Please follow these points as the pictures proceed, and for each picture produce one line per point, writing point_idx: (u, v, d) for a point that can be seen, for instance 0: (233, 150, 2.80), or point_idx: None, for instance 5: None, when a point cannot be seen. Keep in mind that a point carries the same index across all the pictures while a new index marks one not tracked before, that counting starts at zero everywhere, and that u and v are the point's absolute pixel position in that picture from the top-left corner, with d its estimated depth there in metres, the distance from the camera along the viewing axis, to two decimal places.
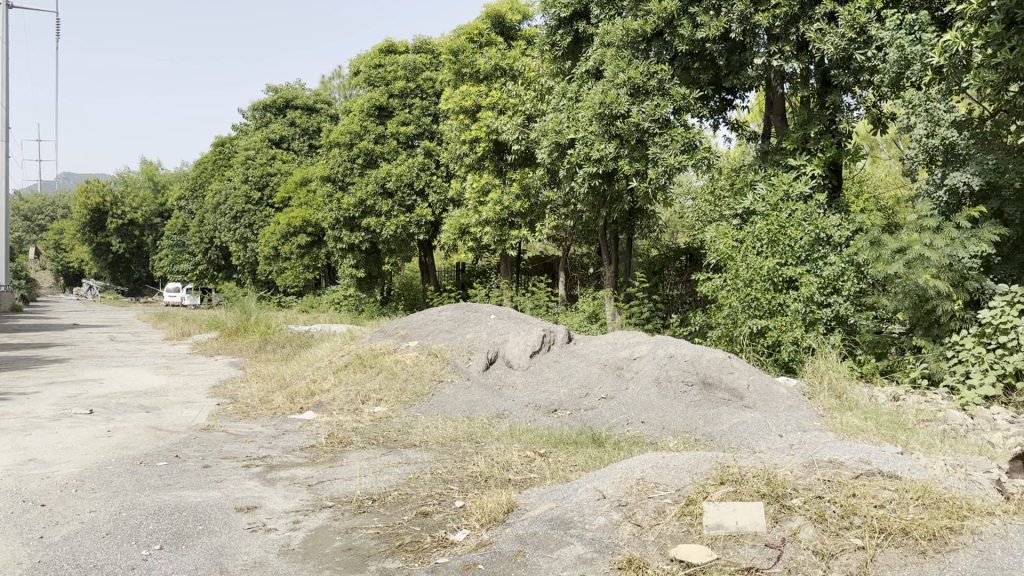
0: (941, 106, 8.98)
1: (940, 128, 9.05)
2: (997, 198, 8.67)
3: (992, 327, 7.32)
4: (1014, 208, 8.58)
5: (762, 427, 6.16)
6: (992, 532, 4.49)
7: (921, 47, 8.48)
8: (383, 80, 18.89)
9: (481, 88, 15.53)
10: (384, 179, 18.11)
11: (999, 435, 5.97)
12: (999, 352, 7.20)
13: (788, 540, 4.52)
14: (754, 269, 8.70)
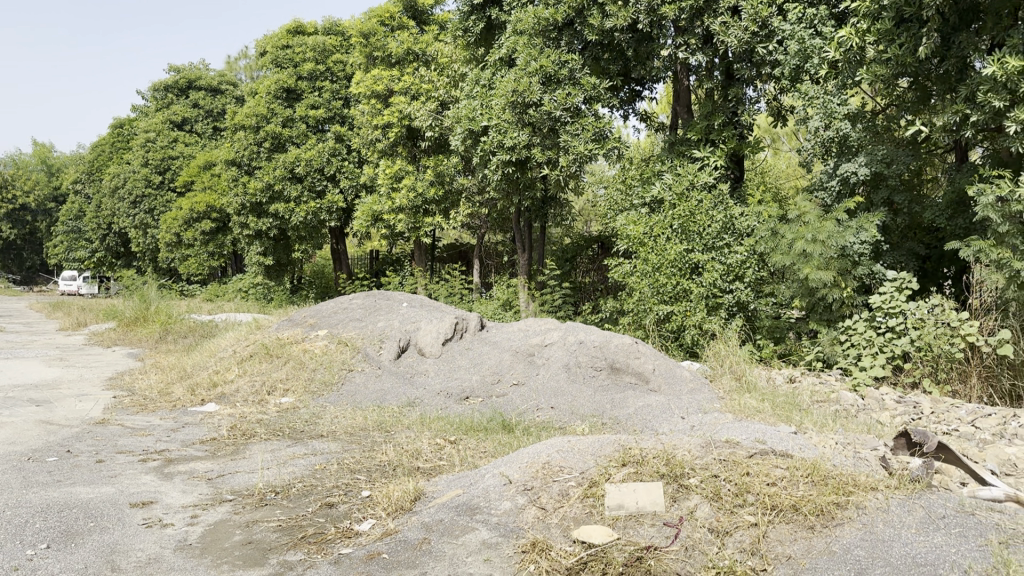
0: (835, 99, 9.14)
1: (834, 121, 9.17)
2: (885, 187, 9.02)
3: (882, 311, 7.54)
4: (901, 197, 8.96)
5: (666, 410, 6.31)
6: (874, 506, 4.70)
7: (819, 42, 8.97)
8: (291, 62, 18.43)
9: (393, 73, 15.30)
10: (292, 163, 17.75)
11: (887, 415, 6.25)
12: (889, 335, 7.42)
13: (685, 518, 4.64)
14: (662, 255, 8.88)
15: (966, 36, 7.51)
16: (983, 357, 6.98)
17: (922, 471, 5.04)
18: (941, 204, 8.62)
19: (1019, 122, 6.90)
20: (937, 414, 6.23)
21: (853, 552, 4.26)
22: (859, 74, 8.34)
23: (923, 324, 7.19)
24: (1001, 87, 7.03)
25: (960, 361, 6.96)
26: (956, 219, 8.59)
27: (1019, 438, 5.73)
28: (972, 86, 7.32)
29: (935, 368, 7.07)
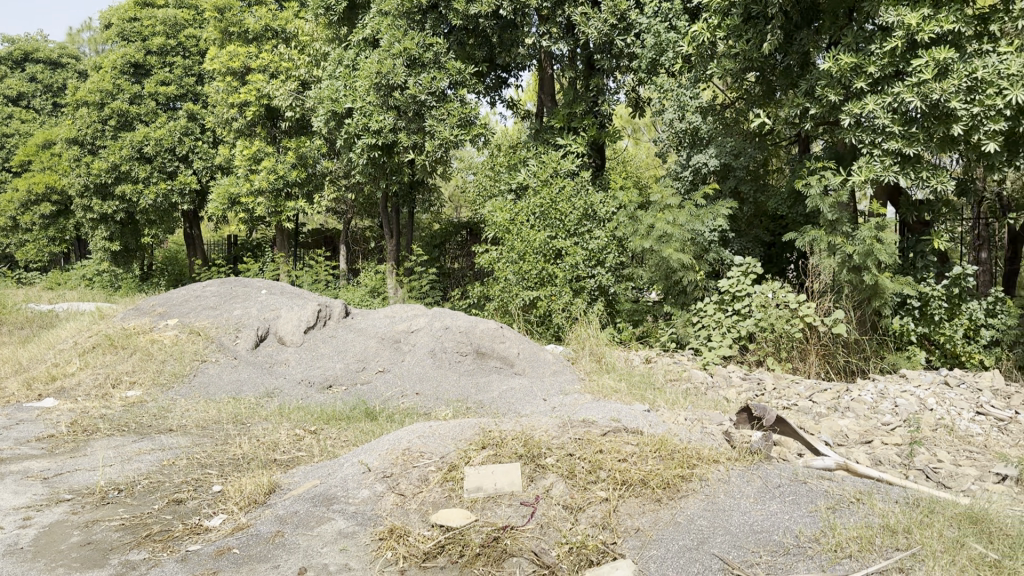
0: (687, 92, 10.07)
1: (688, 113, 10.11)
2: (733, 178, 9.53)
3: (730, 295, 7.97)
4: (748, 186, 9.46)
5: (528, 393, 6.45)
6: (717, 478, 4.96)
7: (674, 36, 9.22)
8: (139, 36, 17.39)
9: (250, 49, 14.87)
10: (141, 143, 16.80)
11: (734, 391, 6.61)
12: (736, 317, 7.84)
13: (541, 497, 4.74)
14: (527, 242, 9.01)
15: (807, 33, 8.06)
16: (820, 336, 7.41)
17: (761, 443, 5.34)
18: (783, 193, 9.13)
19: (852, 115, 7.46)
20: (778, 390, 6.63)
21: (697, 522, 4.48)
22: (711, 68, 8.74)
23: (766, 306, 7.62)
24: (837, 82, 7.61)
25: (801, 339, 7.43)
26: (797, 207, 9.17)
27: (850, 411, 6.18)
28: (812, 81, 7.85)
29: (777, 347, 7.51)
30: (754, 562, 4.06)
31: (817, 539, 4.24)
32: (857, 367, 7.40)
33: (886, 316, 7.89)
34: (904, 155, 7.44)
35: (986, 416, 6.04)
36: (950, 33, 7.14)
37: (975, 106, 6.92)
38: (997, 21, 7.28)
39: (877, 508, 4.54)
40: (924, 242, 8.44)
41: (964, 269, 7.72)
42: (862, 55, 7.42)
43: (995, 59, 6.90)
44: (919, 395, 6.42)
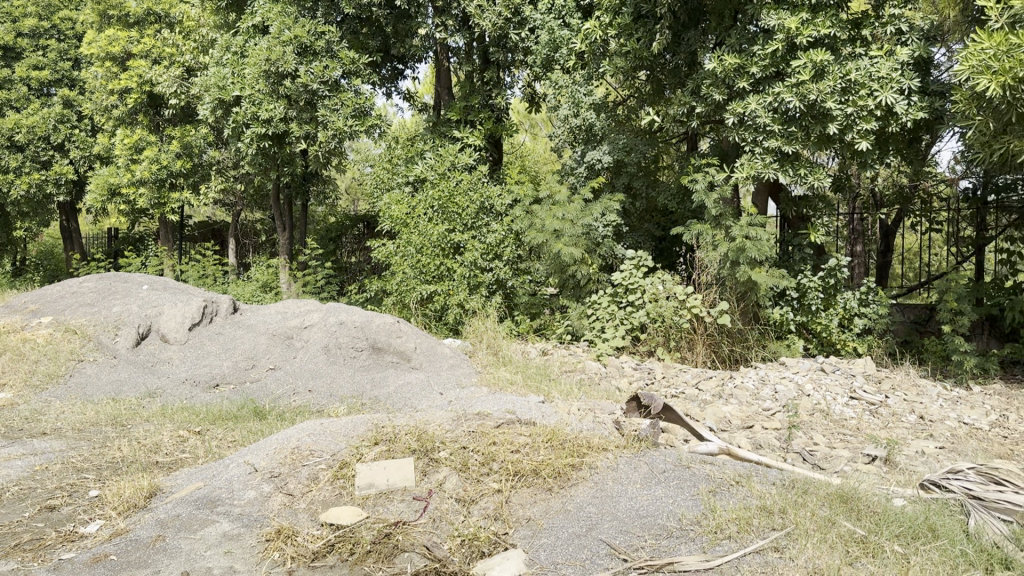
0: (581, 89, 10.03)
1: (581, 110, 10.10)
2: (626, 174, 9.80)
3: (623, 287, 8.17)
4: (639, 182, 9.73)
5: (424, 387, 6.41)
6: (606, 465, 5.08)
7: (568, 33, 9.40)
8: (8, 16, 16.27)
9: (131, 34, 14.33)
10: (11, 131, 15.77)
11: (625, 381, 6.79)
12: (628, 309, 8.04)
13: (434, 491, 4.74)
14: (424, 235, 8.96)
15: (695, 34, 8.36)
16: (706, 327, 7.73)
17: (648, 430, 5.49)
18: (673, 189, 9.42)
19: (735, 114, 7.75)
20: (667, 378, 6.85)
21: (585, 509, 4.59)
22: (603, 65, 8.94)
23: (657, 298, 7.86)
24: (721, 81, 7.87)
25: (688, 330, 7.71)
26: (685, 203, 9.48)
27: (734, 397, 6.43)
28: (698, 80, 8.12)
29: (667, 338, 7.76)
30: (640, 546, 4.18)
31: (698, 522, 4.42)
32: (739, 355, 7.81)
33: (767, 307, 8.25)
34: (783, 153, 7.80)
35: (858, 401, 6.41)
36: (825, 37, 7.58)
37: (847, 107, 7.34)
38: (869, 27, 7.71)
39: (755, 490, 4.76)
40: (801, 236, 8.87)
41: (839, 262, 8.05)
42: (745, 55, 7.71)
43: (866, 62, 7.37)
44: (797, 381, 6.75)
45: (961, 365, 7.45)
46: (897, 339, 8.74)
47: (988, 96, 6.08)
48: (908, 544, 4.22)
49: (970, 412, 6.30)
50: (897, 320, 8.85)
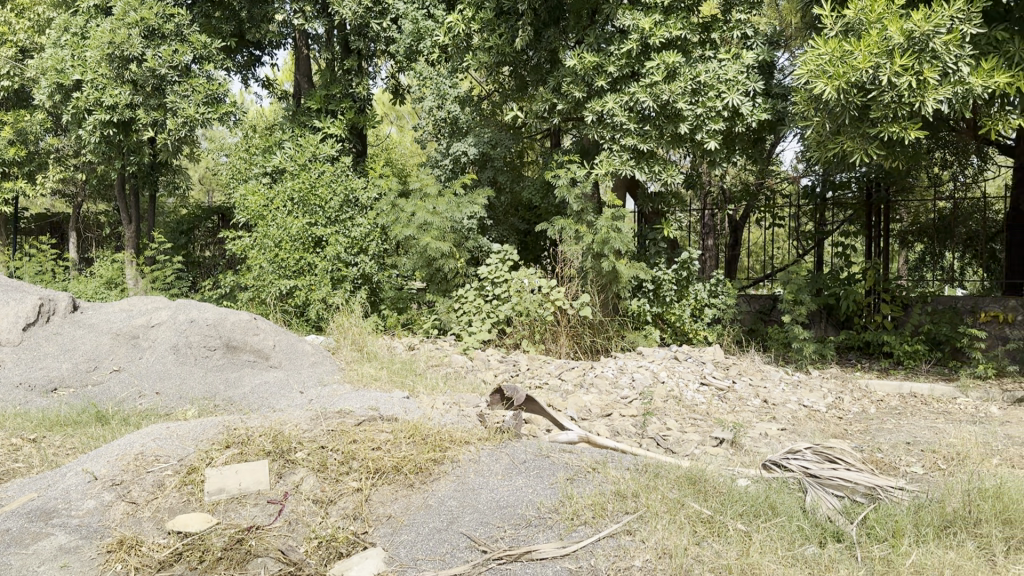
0: (445, 81, 10.05)
1: (445, 102, 10.07)
2: (491, 168, 9.88)
3: (489, 281, 8.24)
4: (505, 176, 9.82)
5: (284, 385, 6.24)
6: (468, 459, 5.07)
7: (432, 23, 9.25)
8: None
9: None
10: None
11: (491, 373, 6.84)
12: (494, 302, 8.11)
13: (290, 493, 4.59)
14: (284, 230, 8.83)
15: (554, 32, 8.55)
16: (569, 318, 8.00)
17: (511, 422, 5.53)
18: (535, 183, 9.62)
19: (594, 112, 7.97)
20: (531, 370, 6.95)
21: (446, 503, 4.57)
22: (466, 59, 8.99)
23: (522, 291, 7.97)
24: (580, 79, 8.10)
25: (552, 322, 7.86)
26: (548, 198, 9.74)
27: (594, 387, 6.59)
28: (559, 78, 8.29)
29: (532, 330, 7.89)
30: (499, 537, 4.22)
31: (557, 510, 4.50)
32: (601, 346, 8.04)
33: (626, 298, 8.53)
34: (640, 150, 8.10)
35: (709, 386, 6.74)
36: (677, 39, 7.91)
37: (698, 108, 7.72)
38: (717, 30, 8.08)
39: (610, 476, 4.90)
40: (657, 230, 9.22)
41: (690, 255, 8.55)
42: (603, 54, 7.97)
43: (715, 64, 7.75)
44: (653, 369, 7.01)
45: (801, 351, 7.99)
46: (745, 328, 9.25)
47: (824, 99, 6.44)
48: (751, 521, 4.48)
49: (809, 394, 6.77)
50: (745, 310, 9.35)
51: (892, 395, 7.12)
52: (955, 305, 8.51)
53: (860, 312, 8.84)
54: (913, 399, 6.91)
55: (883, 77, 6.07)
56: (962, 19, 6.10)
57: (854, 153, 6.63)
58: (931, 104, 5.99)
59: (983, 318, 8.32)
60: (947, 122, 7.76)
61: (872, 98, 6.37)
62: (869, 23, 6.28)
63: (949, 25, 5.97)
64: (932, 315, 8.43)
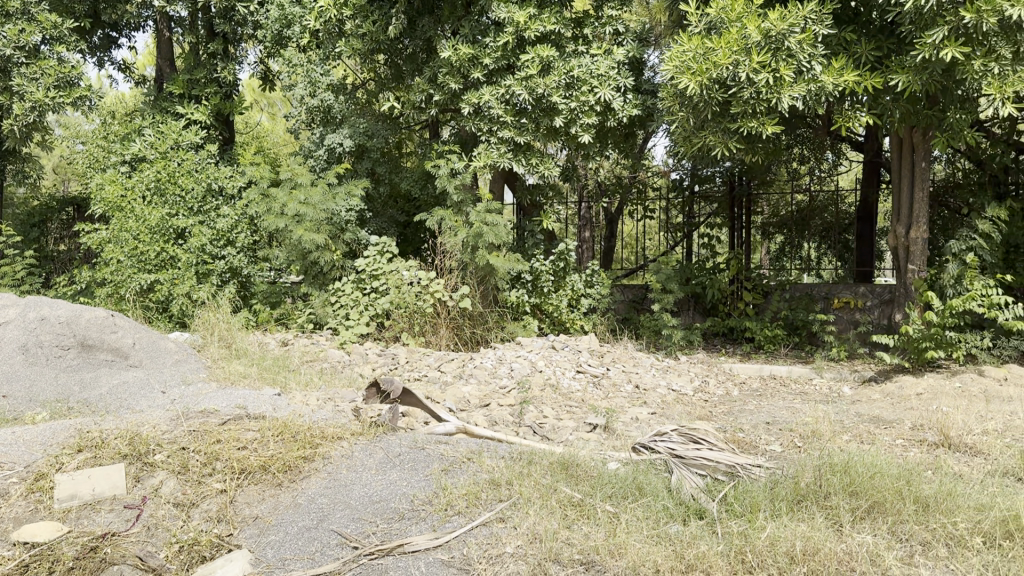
0: (317, 69, 9.81)
1: (318, 90, 9.87)
2: (368, 158, 9.81)
3: (367, 273, 8.16)
4: (383, 167, 9.77)
5: (144, 385, 5.95)
6: (339, 454, 4.98)
7: (298, 9, 9.27)
8: None
9: None
10: None
11: (368, 367, 6.77)
12: (371, 296, 8.03)
13: (149, 497, 4.39)
14: (143, 219, 8.51)
15: (429, 22, 8.57)
16: (449, 310, 8.03)
17: (386, 416, 5.44)
18: (414, 174, 9.60)
19: (471, 104, 8.03)
20: (410, 363, 6.91)
21: (316, 501, 4.47)
22: (339, 45, 8.88)
23: (400, 284, 7.95)
24: (456, 70, 8.14)
25: (431, 314, 7.87)
26: (427, 188, 9.74)
27: (473, 376, 6.62)
28: (434, 68, 8.31)
29: (411, 323, 7.87)
30: (371, 532, 4.16)
31: (430, 502, 4.48)
32: (481, 337, 8.10)
33: (505, 290, 8.64)
34: (517, 144, 8.23)
35: (584, 373, 6.91)
36: (552, 34, 8.08)
37: (571, 102, 7.85)
38: (589, 26, 8.34)
39: (485, 464, 4.90)
40: (535, 222, 9.39)
41: (567, 247, 8.67)
42: (478, 46, 8.01)
43: (587, 60, 7.96)
44: (531, 359, 7.11)
45: (670, 338, 8.33)
46: (620, 317, 9.54)
47: (689, 94, 6.68)
48: (619, 503, 4.61)
49: (677, 378, 7.06)
50: (619, 300, 9.64)
51: (754, 377, 7.51)
52: (811, 292, 9.07)
53: (725, 300, 9.26)
54: (773, 381, 7.32)
55: (742, 74, 6.36)
56: (814, 20, 6.45)
57: (717, 146, 6.92)
58: (788, 100, 6.32)
59: (836, 304, 8.96)
60: (804, 118, 8.27)
61: (733, 94, 6.67)
62: (729, 22, 6.53)
63: (802, 24, 6.30)
64: (790, 302, 8.96)
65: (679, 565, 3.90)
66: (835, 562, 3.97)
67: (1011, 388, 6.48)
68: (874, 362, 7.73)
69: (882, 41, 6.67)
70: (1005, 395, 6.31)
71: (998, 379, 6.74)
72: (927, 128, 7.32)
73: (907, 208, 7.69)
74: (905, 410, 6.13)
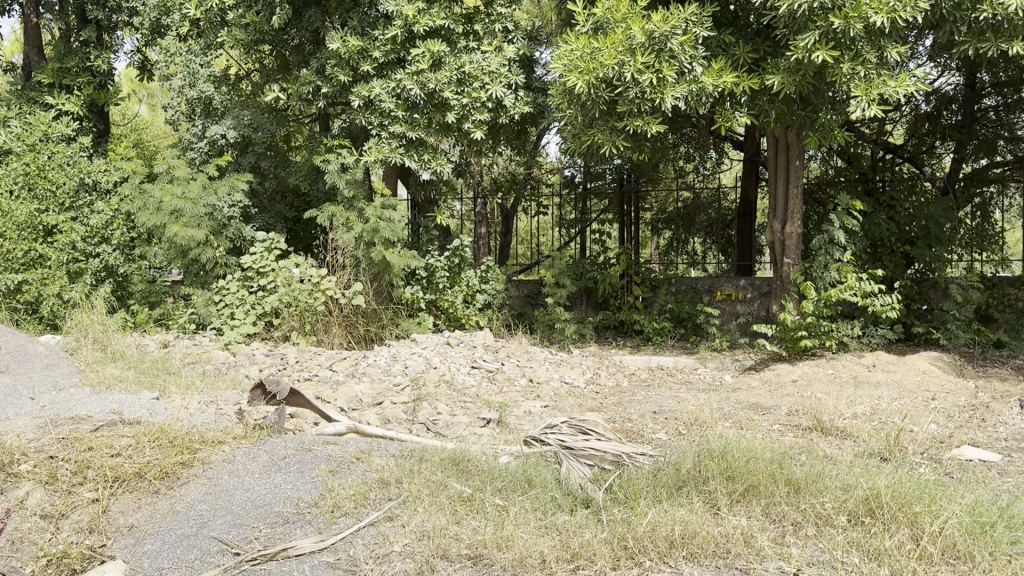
0: (198, 60, 9.50)
1: (199, 82, 9.52)
2: (252, 152, 9.64)
3: (254, 271, 7.92)
4: (268, 161, 9.62)
5: (9, 392, 5.62)
6: (220, 459, 4.86)
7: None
8: None
9: None
10: None
11: (255, 367, 6.63)
12: (258, 294, 7.85)
13: (12, 510, 4.16)
14: (7, 215, 8.28)
15: (315, 12, 8.44)
16: (341, 309, 7.96)
17: (271, 418, 5.33)
18: (302, 169, 9.44)
19: (361, 96, 8.05)
20: (300, 362, 6.79)
21: (196, 508, 4.33)
22: (221, 35, 8.75)
23: (289, 283, 7.83)
24: (345, 62, 8.10)
25: (323, 313, 7.77)
26: (317, 184, 9.61)
27: (366, 375, 6.57)
28: (322, 60, 8.25)
29: (302, 321, 7.74)
30: (254, 537, 4.05)
31: (316, 504, 4.40)
32: (375, 335, 8.09)
33: (399, 287, 8.65)
34: (408, 139, 8.28)
35: (479, 369, 6.96)
36: (442, 28, 8.17)
37: (463, 98, 8.03)
38: (480, 22, 8.39)
39: (374, 464, 4.83)
40: (429, 218, 9.43)
41: (462, 242, 8.78)
42: (367, 39, 8.03)
43: (478, 56, 8.11)
44: (426, 355, 7.11)
45: (563, 332, 8.56)
46: (515, 312, 9.67)
47: (577, 93, 6.81)
48: (508, 496, 4.62)
49: (569, 371, 7.21)
50: (514, 295, 9.75)
51: (642, 368, 7.76)
52: (696, 285, 9.42)
53: (615, 294, 9.48)
54: (660, 371, 7.58)
55: (627, 74, 6.52)
56: (695, 22, 6.68)
57: (605, 144, 7.08)
58: (670, 101, 6.54)
59: (719, 296, 9.30)
60: (688, 118, 8.59)
61: (619, 94, 6.84)
62: (615, 22, 6.69)
63: (683, 27, 6.51)
64: (676, 295, 9.29)
65: (564, 554, 3.95)
66: (712, 544, 4.07)
67: (878, 373, 6.91)
68: (753, 352, 8.16)
69: (759, 43, 6.97)
70: (872, 381, 6.76)
71: (867, 366, 7.17)
72: (800, 128, 7.69)
73: (783, 204, 8.11)
74: (782, 397, 6.47)
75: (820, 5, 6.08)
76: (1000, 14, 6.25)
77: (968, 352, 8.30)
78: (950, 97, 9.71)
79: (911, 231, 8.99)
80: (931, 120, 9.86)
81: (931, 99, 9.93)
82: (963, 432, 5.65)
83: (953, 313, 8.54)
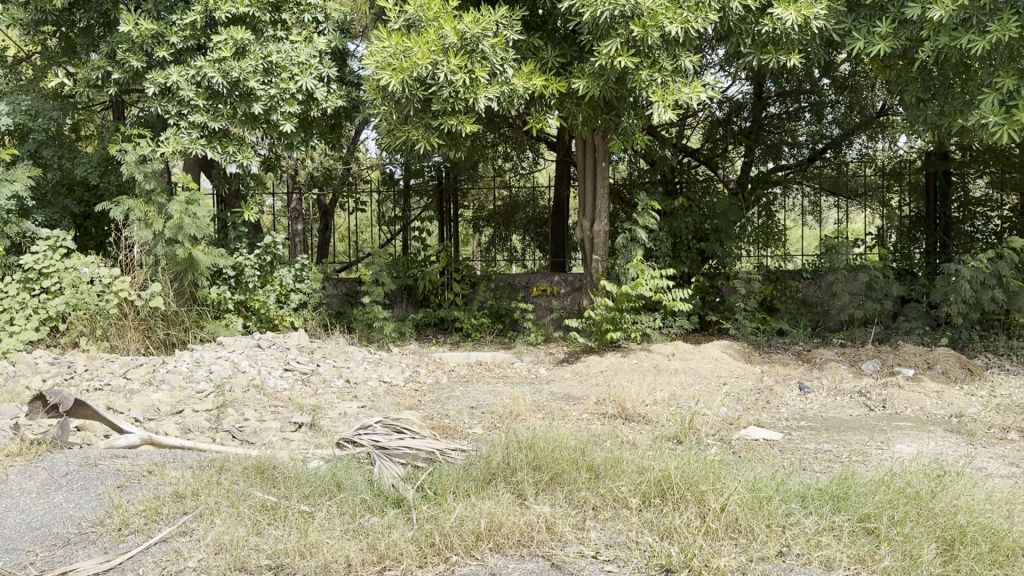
0: None
1: None
2: (32, 140, 8.84)
3: (36, 272, 7.52)
4: (50, 150, 8.88)
5: None
6: None
7: None
8: None
9: None
10: None
11: (37, 377, 6.16)
12: (41, 296, 7.43)
13: None
14: None
15: None
16: (138, 311, 7.57)
17: (53, 433, 4.98)
18: (93, 160, 8.85)
19: (156, 84, 7.67)
20: (89, 370, 6.37)
21: None
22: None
23: (78, 284, 7.44)
24: (138, 48, 7.73)
25: (116, 316, 7.40)
26: (107, 176, 9.00)
27: (166, 382, 6.22)
28: (113, 44, 7.84)
29: (93, 326, 7.36)
30: (28, 563, 3.70)
31: (101, 522, 4.09)
32: (177, 339, 7.70)
33: (204, 287, 8.33)
34: (210, 130, 8.00)
35: (292, 372, 6.81)
36: (245, 16, 7.92)
37: (270, 89, 7.91)
38: (288, 11, 8.15)
39: (168, 476, 4.58)
40: (238, 215, 9.13)
41: (273, 240, 8.65)
42: (163, 23, 7.71)
43: (286, 46, 8.01)
44: (234, 359, 6.85)
45: (382, 330, 8.56)
46: (334, 311, 9.55)
47: (391, 91, 6.78)
48: (316, 501, 4.42)
49: (388, 371, 7.21)
50: (332, 294, 9.61)
51: (461, 364, 7.90)
52: (513, 282, 9.71)
53: (435, 292, 9.62)
54: (478, 367, 7.76)
55: (441, 73, 6.58)
56: (505, 25, 6.88)
57: (419, 142, 7.15)
58: (483, 101, 6.67)
59: (534, 291, 9.67)
60: (504, 118, 8.90)
61: (433, 93, 6.89)
62: (427, 21, 6.73)
63: (494, 29, 6.67)
64: (494, 291, 9.53)
65: (371, 556, 3.80)
66: (517, 534, 4.09)
67: (676, 361, 7.41)
68: (565, 345, 8.56)
69: (565, 49, 7.27)
70: (670, 368, 7.24)
71: (667, 354, 7.66)
72: (605, 132, 8.16)
73: (591, 205, 8.55)
74: (590, 387, 6.79)
75: (621, 14, 6.40)
76: (778, 29, 6.86)
77: (754, 340, 9.11)
78: (741, 104, 10.83)
79: (704, 230, 9.79)
80: (723, 125, 10.95)
81: (724, 106, 11.00)
82: (749, 414, 6.15)
83: (740, 304, 9.36)
